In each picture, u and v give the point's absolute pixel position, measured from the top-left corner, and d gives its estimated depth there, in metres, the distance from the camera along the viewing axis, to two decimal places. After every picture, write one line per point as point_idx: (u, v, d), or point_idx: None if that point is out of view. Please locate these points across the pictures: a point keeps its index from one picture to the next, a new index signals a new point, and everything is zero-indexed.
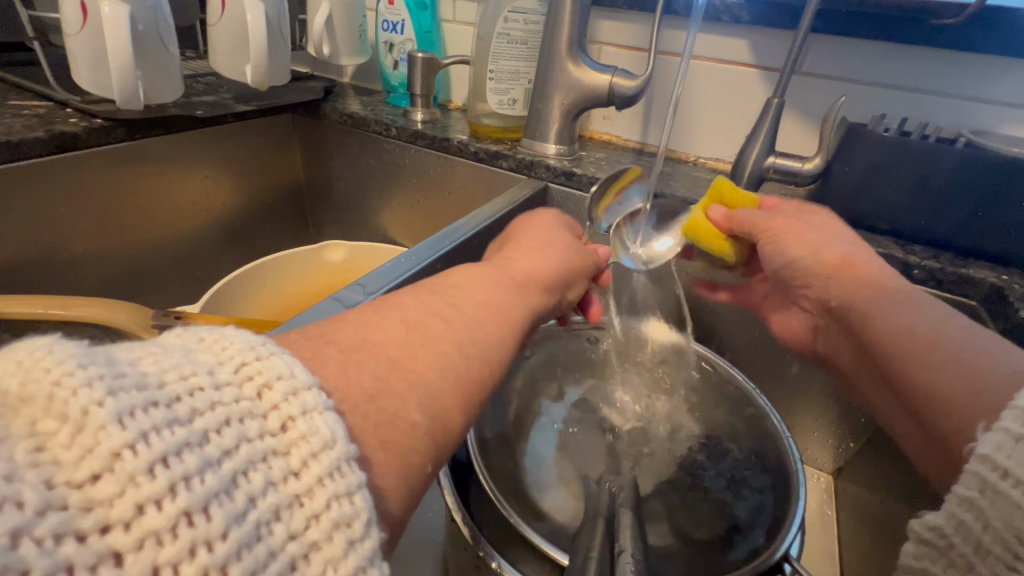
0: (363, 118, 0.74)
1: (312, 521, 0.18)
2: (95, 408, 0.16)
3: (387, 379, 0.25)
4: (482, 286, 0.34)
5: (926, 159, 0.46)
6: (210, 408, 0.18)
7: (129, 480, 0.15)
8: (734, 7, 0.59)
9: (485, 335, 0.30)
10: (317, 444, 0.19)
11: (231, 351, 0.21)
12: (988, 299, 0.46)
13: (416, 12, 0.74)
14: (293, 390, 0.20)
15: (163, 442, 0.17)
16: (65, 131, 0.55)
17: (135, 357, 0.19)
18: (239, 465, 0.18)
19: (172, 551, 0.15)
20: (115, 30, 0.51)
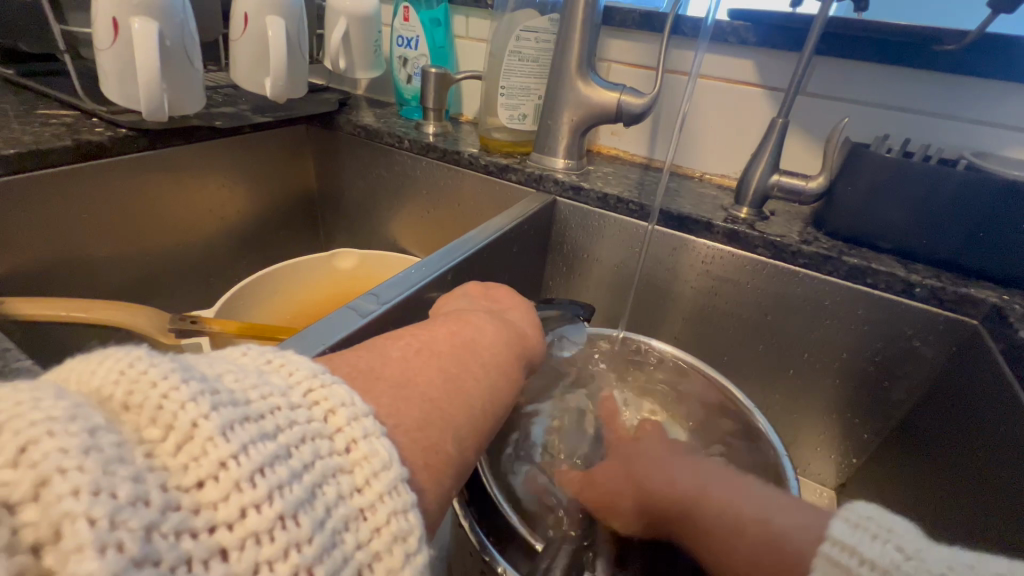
0: (376, 130, 0.76)
1: (375, 533, 0.19)
2: (203, 421, 0.18)
3: (440, 427, 0.26)
4: (497, 346, 0.33)
5: (930, 181, 0.47)
6: (290, 425, 0.20)
7: (234, 486, 0.17)
8: (740, 30, 0.61)
9: (499, 408, 0.30)
10: (377, 465, 0.21)
11: (299, 375, 0.22)
12: (989, 318, 0.47)
13: (429, 28, 0.77)
14: (355, 416, 0.22)
15: (259, 454, 0.18)
16: (90, 140, 0.57)
17: (219, 374, 0.21)
18: (316, 479, 0.19)
19: (270, 551, 0.17)
20: (144, 44, 0.53)
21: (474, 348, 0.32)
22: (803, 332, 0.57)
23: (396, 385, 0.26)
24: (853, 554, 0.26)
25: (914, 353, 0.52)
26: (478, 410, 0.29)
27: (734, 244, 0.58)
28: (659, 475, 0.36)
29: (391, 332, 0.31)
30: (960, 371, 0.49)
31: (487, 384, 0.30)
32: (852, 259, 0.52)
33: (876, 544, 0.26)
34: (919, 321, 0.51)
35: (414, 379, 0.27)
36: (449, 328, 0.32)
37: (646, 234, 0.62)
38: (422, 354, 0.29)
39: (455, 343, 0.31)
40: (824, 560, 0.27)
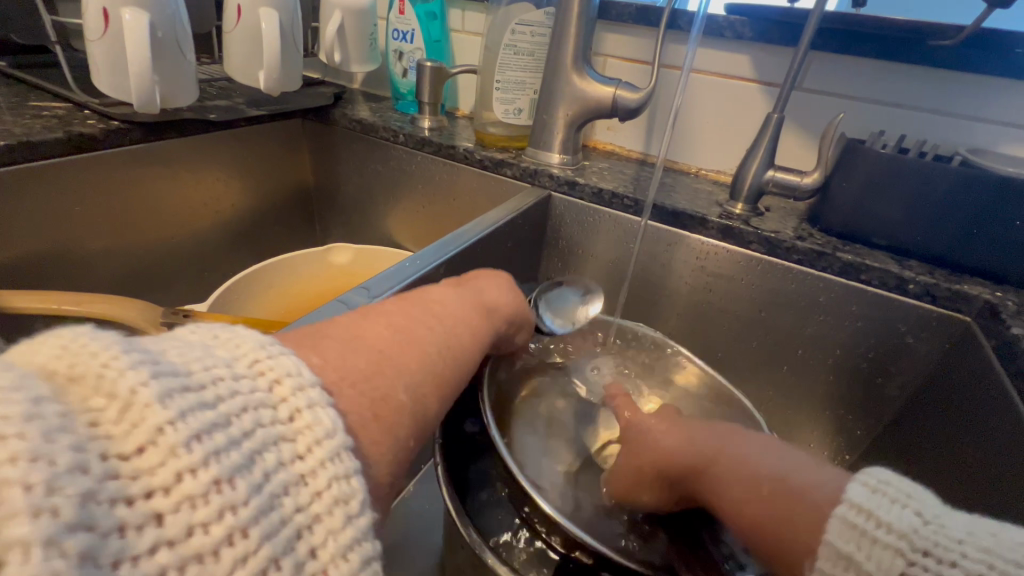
0: (371, 124, 0.76)
1: (316, 497, 0.20)
2: (141, 388, 0.18)
3: (392, 376, 0.27)
4: (453, 297, 0.35)
5: (923, 177, 0.47)
6: (231, 396, 0.20)
7: (170, 452, 0.17)
8: (737, 24, 0.60)
9: (458, 350, 0.32)
10: (320, 433, 0.21)
11: (245, 347, 0.22)
12: (982, 314, 0.47)
13: (426, 21, 0.76)
14: (300, 385, 0.22)
15: (196, 421, 0.18)
16: (82, 132, 0.56)
17: (161, 348, 0.21)
18: (256, 446, 0.19)
19: (205, 514, 0.17)
20: (134, 36, 0.53)
21: (427, 300, 0.34)
22: (796, 328, 0.57)
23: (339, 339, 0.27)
24: (871, 517, 0.26)
25: (907, 348, 0.52)
26: (432, 353, 0.30)
27: (730, 240, 0.57)
28: (681, 434, 0.37)
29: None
30: (952, 368, 0.49)
31: (441, 329, 0.31)
32: (846, 256, 0.52)
33: (897, 508, 0.26)
34: (911, 317, 0.51)
35: (359, 334, 0.28)
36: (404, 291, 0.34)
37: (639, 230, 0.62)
38: (364, 312, 0.30)
39: (401, 298, 0.33)
40: (837, 520, 0.27)
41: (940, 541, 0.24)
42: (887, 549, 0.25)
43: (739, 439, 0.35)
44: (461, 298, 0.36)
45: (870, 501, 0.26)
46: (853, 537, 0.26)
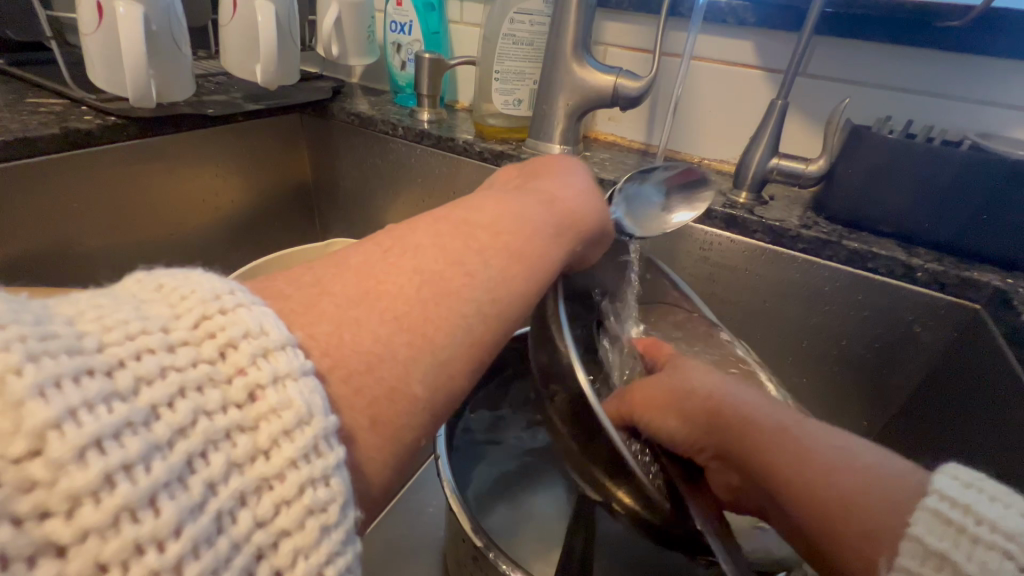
0: (370, 118, 0.75)
1: (281, 508, 0.18)
2: (13, 376, 0.16)
3: (406, 355, 0.25)
4: (508, 225, 0.33)
5: (932, 162, 0.46)
6: (160, 375, 0.18)
7: (59, 467, 0.15)
8: (739, 10, 0.59)
9: (499, 295, 0.30)
10: (291, 420, 0.19)
11: (192, 302, 0.20)
12: (992, 302, 0.46)
13: (424, 13, 0.76)
14: (263, 351, 0.20)
15: (98, 422, 0.16)
16: (79, 128, 0.56)
17: (78, 311, 0.19)
18: (194, 448, 0.17)
19: (115, 549, 0.15)
20: (131, 30, 0.53)
21: (471, 232, 0.31)
22: (801, 320, 0.57)
23: (360, 293, 0.26)
24: (969, 514, 0.27)
25: (914, 338, 0.51)
26: (467, 305, 0.28)
27: (734, 229, 0.57)
28: (750, 401, 0.37)
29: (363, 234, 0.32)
30: (958, 358, 0.49)
31: (480, 276, 0.29)
32: (853, 244, 0.51)
33: (996, 506, 0.27)
34: (920, 306, 0.50)
35: (377, 286, 0.27)
36: (439, 216, 0.32)
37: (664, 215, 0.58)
38: (392, 251, 0.29)
39: (439, 233, 0.31)
40: (927, 512, 0.28)
41: None
42: (989, 548, 0.26)
43: (811, 424, 0.36)
44: (517, 219, 0.34)
45: (971, 497, 0.28)
46: (949, 535, 0.27)
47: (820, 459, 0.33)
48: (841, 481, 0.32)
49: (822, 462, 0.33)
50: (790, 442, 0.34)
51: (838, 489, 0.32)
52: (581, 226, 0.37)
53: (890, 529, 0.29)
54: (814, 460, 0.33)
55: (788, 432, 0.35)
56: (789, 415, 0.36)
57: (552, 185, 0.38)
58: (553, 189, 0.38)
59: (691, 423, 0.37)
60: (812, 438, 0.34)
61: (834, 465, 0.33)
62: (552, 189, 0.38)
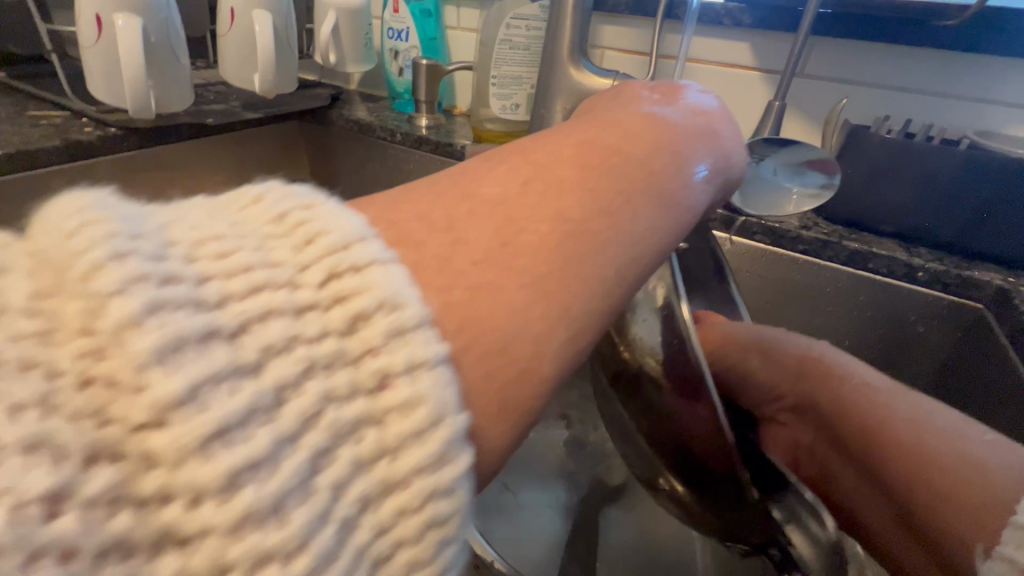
0: (369, 124, 0.75)
1: (401, 519, 0.16)
2: (134, 332, 0.14)
3: (539, 331, 0.20)
4: (659, 159, 0.27)
5: (932, 161, 0.46)
6: (288, 349, 0.15)
7: (183, 453, 0.13)
8: (735, 11, 0.59)
9: (646, 251, 0.24)
10: (425, 420, 0.16)
11: (321, 249, 0.18)
12: (993, 301, 0.46)
13: (420, 19, 0.76)
14: (398, 329, 0.17)
15: (221, 406, 0.14)
16: (78, 139, 0.56)
17: (195, 241, 0.17)
18: (321, 444, 0.15)
19: (241, 551, 0.13)
20: (128, 41, 0.53)
21: (618, 157, 0.26)
22: (805, 321, 0.56)
23: (494, 242, 0.21)
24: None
25: (918, 338, 0.51)
26: (612, 261, 0.23)
27: (733, 231, 0.57)
28: (860, 369, 0.44)
29: (492, 156, 0.26)
30: (965, 359, 0.48)
31: (629, 223, 0.24)
32: (853, 244, 0.51)
33: None
34: (919, 304, 0.50)
35: (515, 234, 0.22)
36: (581, 136, 0.27)
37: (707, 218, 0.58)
38: (533, 184, 0.23)
39: (586, 163, 0.25)
40: None
41: None
42: None
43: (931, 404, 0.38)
44: (670, 150, 0.28)
45: None
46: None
47: (927, 428, 0.37)
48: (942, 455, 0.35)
49: (927, 429, 0.37)
50: (901, 409, 0.39)
51: (936, 458, 0.35)
52: (726, 174, 0.32)
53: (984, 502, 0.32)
54: (918, 428, 0.37)
55: (900, 401, 0.39)
56: (908, 391, 0.40)
57: (705, 113, 0.32)
58: (707, 119, 0.32)
59: (785, 371, 0.47)
60: (926, 412, 0.38)
61: (939, 437, 0.36)
62: (707, 119, 0.32)
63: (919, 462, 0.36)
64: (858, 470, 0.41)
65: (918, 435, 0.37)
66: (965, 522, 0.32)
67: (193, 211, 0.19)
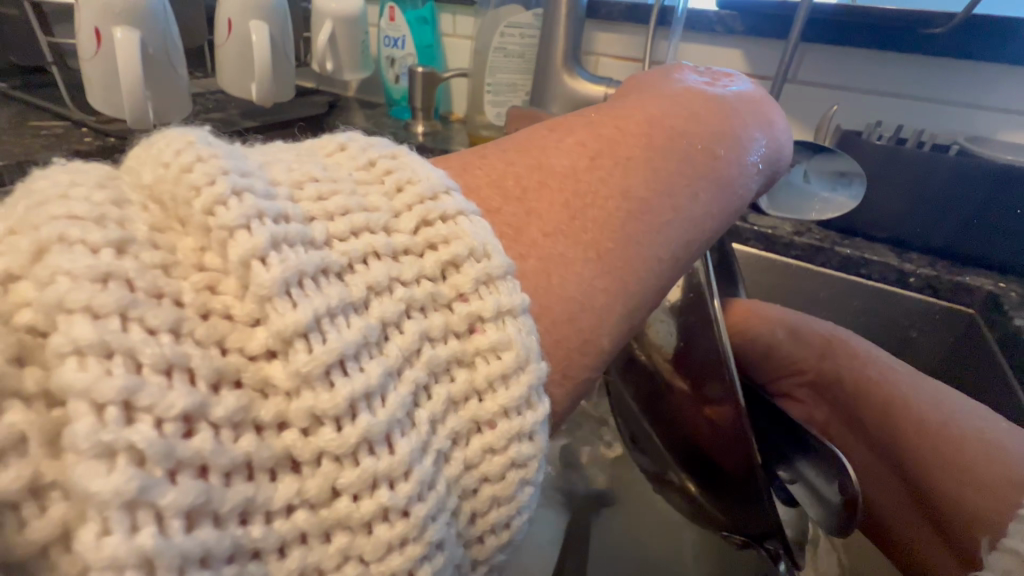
0: (366, 132, 0.76)
1: (486, 456, 0.18)
2: (259, 265, 0.15)
3: (602, 303, 0.21)
4: (720, 139, 0.27)
5: (922, 166, 0.46)
6: (391, 290, 0.17)
7: (306, 382, 0.15)
8: (727, 19, 0.60)
9: (697, 235, 0.25)
10: (511, 363, 0.18)
11: (409, 200, 0.19)
12: (985, 308, 0.46)
13: (416, 26, 0.77)
14: (485, 279, 0.19)
15: (341, 337, 0.15)
16: (77, 150, 0.57)
17: (295, 181, 0.18)
18: (422, 376, 0.17)
19: (355, 476, 0.15)
20: (126, 53, 0.54)
21: (676, 133, 0.26)
22: None
23: (565, 213, 0.22)
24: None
25: (911, 344, 0.51)
26: (668, 244, 0.23)
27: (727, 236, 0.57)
28: (881, 356, 0.44)
29: (559, 126, 0.26)
30: (961, 361, 0.48)
31: (685, 206, 0.24)
32: (845, 249, 0.51)
33: None
34: (909, 311, 0.50)
35: (582, 209, 0.22)
36: (649, 107, 0.27)
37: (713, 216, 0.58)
38: (600, 160, 0.24)
39: (651, 142, 0.25)
40: None
41: None
42: None
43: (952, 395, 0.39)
44: (727, 130, 0.27)
45: None
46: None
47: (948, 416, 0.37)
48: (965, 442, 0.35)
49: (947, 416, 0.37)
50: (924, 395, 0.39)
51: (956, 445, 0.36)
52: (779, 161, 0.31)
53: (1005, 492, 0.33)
54: (938, 415, 0.38)
55: (921, 386, 0.40)
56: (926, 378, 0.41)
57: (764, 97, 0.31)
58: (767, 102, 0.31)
59: (808, 350, 0.46)
60: (947, 401, 0.38)
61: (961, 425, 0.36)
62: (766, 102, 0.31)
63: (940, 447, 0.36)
64: (874, 449, 0.41)
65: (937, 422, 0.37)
66: (980, 503, 0.33)
67: (281, 154, 0.20)
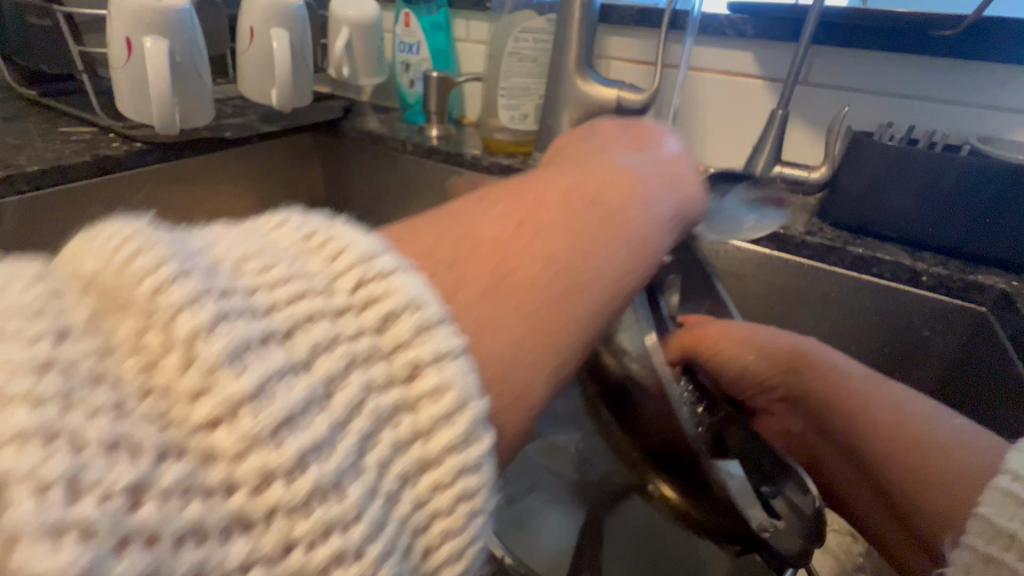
0: (380, 136, 0.77)
1: (436, 491, 0.18)
2: (203, 341, 0.16)
3: (530, 361, 0.23)
4: (635, 208, 0.29)
5: (933, 165, 0.47)
6: (331, 346, 0.18)
7: (252, 440, 0.15)
8: (737, 23, 0.61)
9: (621, 290, 0.27)
10: (450, 404, 0.18)
11: (346, 262, 0.20)
12: (997, 305, 0.47)
13: (431, 32, 0.79)
14: (422, 326, 0.19)
15: (282, 397, 0.16)
16: (107, 155, 0.59)
17: (237, 258, 0.19)
18: (365, 425, 0.17)
19: (306, 528, 0.15)
20: (156, 62, 0.56)
21: (593, 202, 0.28)
22: (813, 325, 0.57)
23: (493, 277, 0.24)
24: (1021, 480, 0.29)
25: (924, 342, 0.52)
26: (589, 303, 0.25)
27: (739, 238, 0.58)
28: (843, 362, 0.44)
29: (490, 195, 0.27)
30: (971, 365, 0.49)
31: (606, 267, 0.26)
32: (859, 249, 0.51)
33: None
34: (926, 309, 0.50)
35: (511, 272, 0.24)
36: (570, 180, 0.29)
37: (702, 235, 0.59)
38: (526, 226, 0.25)
39: (572, 211, 0.27)
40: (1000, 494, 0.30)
41: None
42: None
43: (909, 398, 0.40)
44: (644, 200, 0.30)
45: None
46: (1008, 507, 0.29)
47: (910, 423, 0.39)
48: (925, 446, 0.37)
49: (908, 423, 0.39)
50: (883, 403, 0.40)
51: (920, 451, 0.37)
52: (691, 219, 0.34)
53: (965, 492, 0.34)
54: (901, 422, 0.39)
55: (880, 395, 0.41)
56: (886, 383, 0.41)
57: (676, 167, 0.35)
58: (676, 172, 0.34)
59: (772, 363, 0.46)
60: (907, 407, 0.40)
61: (921, 430, 0.38)
62: (676, 172, 0.34)
63: (904, 452, 0.38)
64: (851, 454, 0.42)
65: (903, 430, 0.39)
66: (943, 500, 0.35)
67: (225, 232, 0.21)
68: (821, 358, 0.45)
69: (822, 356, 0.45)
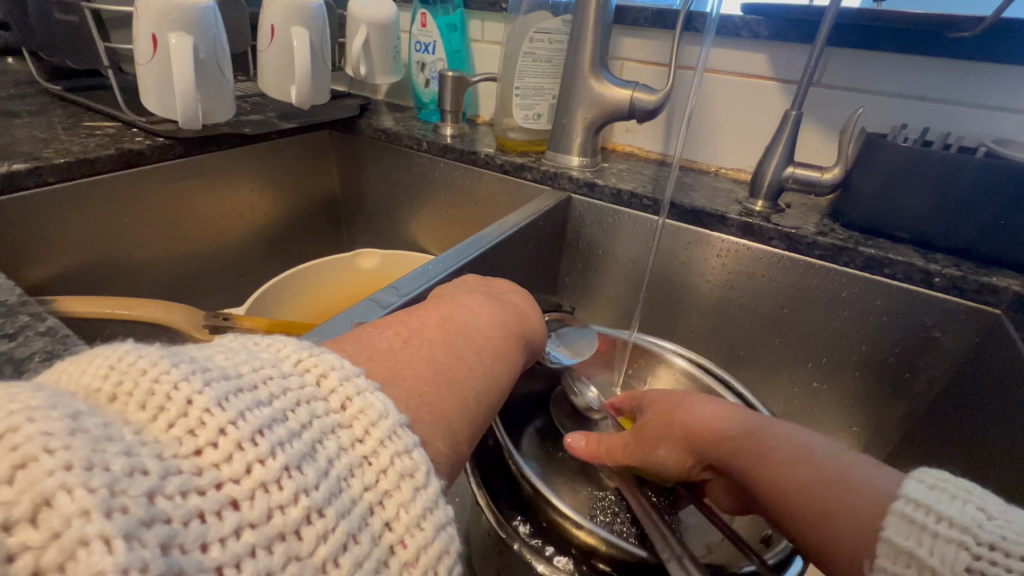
0: (395, 134, 0.79)
1: (380, 476, 0.20)
2: (197, 396, 0.18)
3: (429, 422, 0.25)
4: (496, 331, 0.33)
5: (949, 167, 0.46)
6: (284, 392, 0.21)
7: (236, 446, 0.18)
8: (752, 23, 0.61)
9: (493, 392, 0.30)
10: (374, 416, 0.21)
11: (288, 350, 0.23)
12: (1012, 307, 0.46)
13: (447, 33, 0.80)
14: (346, 376, 0.22)
15: (257, 417, 0.19)
16: (131, 148, 0.60)
17: (207, 354, 0.21)
18: (315, 436, 0.20)
19: (282, 497, 0.18)
20: (180, 58, 0.57)
21: (458, 326, 0.31)
22: (821, 326, 0.57)
23: (386, 373, 0.26)
24: (930, 512, 0.25)
25: (935, 342, 0.52)
26: (472, 393, 0.28)
27: (750, 237, 0.58)
28: (717, 411, 0.37)
29: (379, 321, 0.30)
30: (981, 365, 0.49)
31: (479, 370, 0.30)
32: (870, 249, 0.51)
33: (955, 503, 0.25)
34: (937, 310, 0.50)
35: (401, 370, 0.26)
36: (443, 311, 0.32)
37: (704, 237, 0.61)
38: (413, 341, 0.28)
39: (445, 331, 0.30)
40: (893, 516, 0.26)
41: (1009, 534, 0.23)
42: (949, 543, 0.24)
43: (785, 437, 0.34)
44: (508, 321, 0.35)
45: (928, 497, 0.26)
46: (913, 534, 0.25)
47: (796, 475, 0.32)
48: (817, 496, 0.30)
49: (790, 473, 0.32)
50: (760, 459, 0.34)
51: (814, 506, 0.30)
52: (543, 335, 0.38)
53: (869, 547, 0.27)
54: (788, 477, 0.32)
55: (755, 450, 0.34)
56: (762, 431, 0.35)
57: (523, 297, 0.40)
58: (528, 305, 0.39)
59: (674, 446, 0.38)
60: (788, 454, 0.33)
61: (806, 476, 0.31)
62: (527, 304, 0.39)
63: (801, 513, 0.30)
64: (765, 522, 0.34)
65: (790, 487, 0.31)
66: (846, 560, 0.28)
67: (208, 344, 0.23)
68: (694, 420, 0.37)
69: (693, 417, 0.38)
